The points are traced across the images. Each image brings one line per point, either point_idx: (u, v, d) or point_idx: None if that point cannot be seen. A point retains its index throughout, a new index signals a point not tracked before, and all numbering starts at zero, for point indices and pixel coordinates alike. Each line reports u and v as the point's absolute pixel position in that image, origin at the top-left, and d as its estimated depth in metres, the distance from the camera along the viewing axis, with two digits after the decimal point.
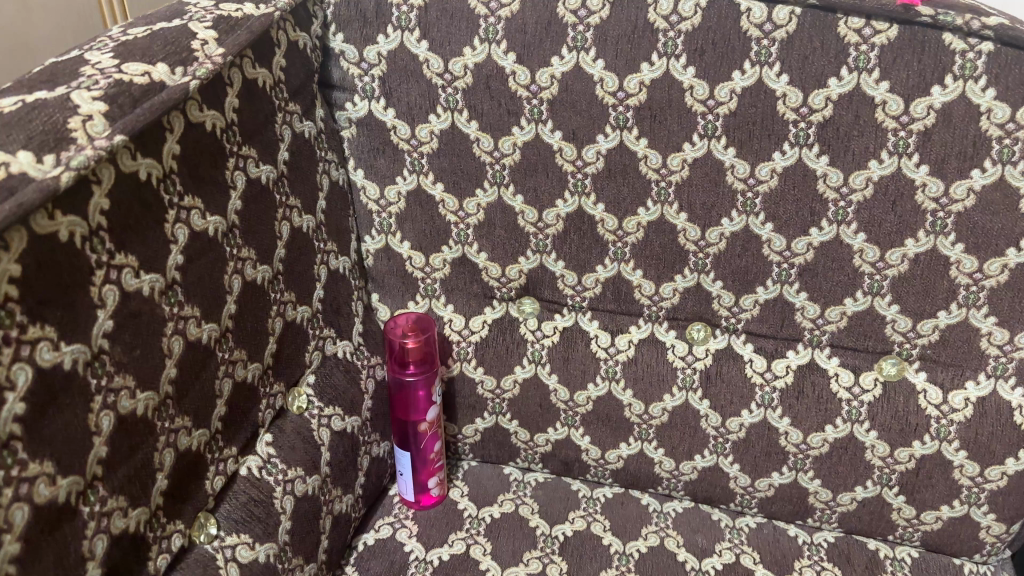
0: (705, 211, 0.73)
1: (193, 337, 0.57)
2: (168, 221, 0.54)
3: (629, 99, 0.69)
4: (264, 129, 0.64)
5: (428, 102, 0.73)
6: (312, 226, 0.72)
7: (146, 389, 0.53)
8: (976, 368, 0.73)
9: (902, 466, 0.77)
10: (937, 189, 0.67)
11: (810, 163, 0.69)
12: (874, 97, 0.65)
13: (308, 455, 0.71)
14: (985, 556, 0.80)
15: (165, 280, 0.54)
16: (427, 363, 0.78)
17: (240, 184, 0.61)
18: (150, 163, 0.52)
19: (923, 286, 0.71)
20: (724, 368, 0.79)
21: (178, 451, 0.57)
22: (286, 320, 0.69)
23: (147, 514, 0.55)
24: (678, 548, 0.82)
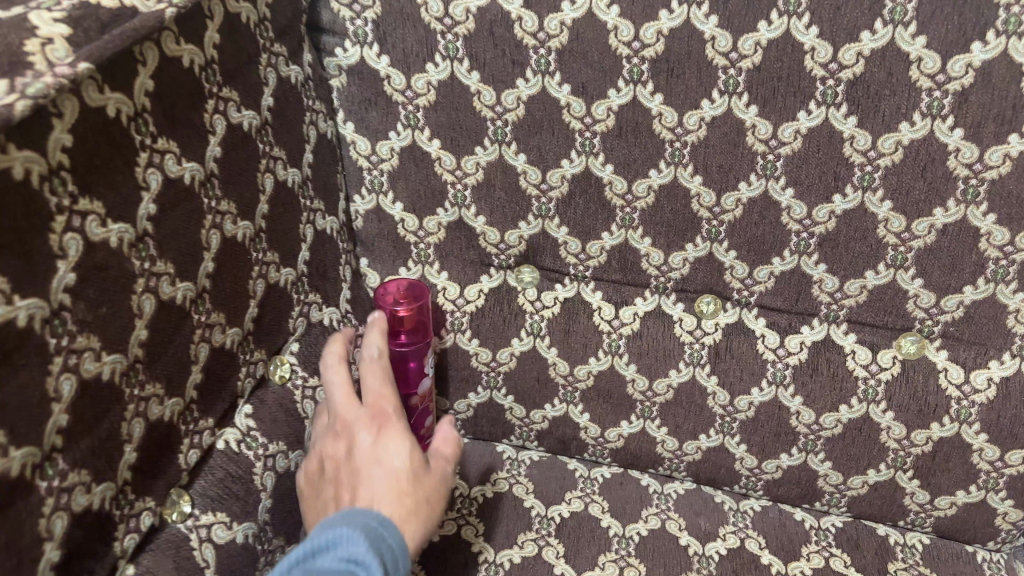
0: (721, 173, 0.68)
1: (167, 296, 0.52)
2: (140, 165, 0.49)
3: (645, 50, 0.64)
4: (247, 70, 0.58)
5: (426, 49, 0.67)
6: (297, 180, 0.66)
7: (113, 352, 0.48)
8: (1001, 347, 0.69)
9: (918, 448, 0.73)
10: (972, 155, 0.63)
11: (837, 124, 0.64)
12: (910, 53, 0.60)
13: (291, 428, 0.66)
14: (999, 544, 0.77)
15: (136, 231, 0.49)
16: (418, 332, 0.73)
17: (220, 129, 0.55)
18: (120, 98, 0.46)
19: (950, 260, 0.67)
20: (734, 344, 0.74)
21: (149, 421, 0.52)
22: (268, 283, 0.63)
23: (114, 490, 0.50)
24: (680, 531, 0.78)
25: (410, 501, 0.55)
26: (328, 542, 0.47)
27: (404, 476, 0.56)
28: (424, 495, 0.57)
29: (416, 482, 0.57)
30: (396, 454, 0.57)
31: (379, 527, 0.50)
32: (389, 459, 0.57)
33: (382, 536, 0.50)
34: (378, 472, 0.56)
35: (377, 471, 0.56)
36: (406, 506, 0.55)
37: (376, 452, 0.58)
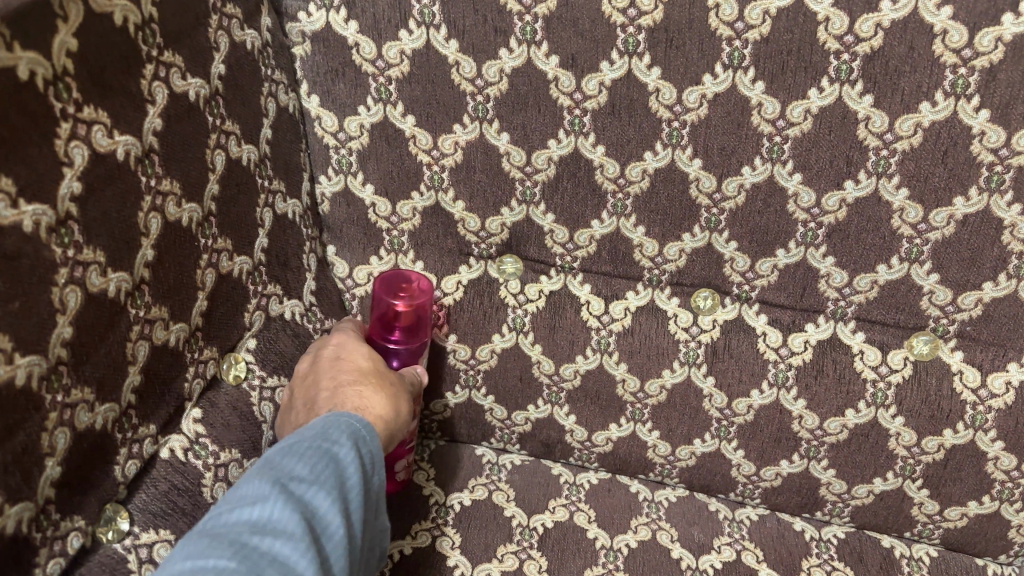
0: (723, 157, 0.62)
1: (96, 289, 0.45)
2: (61, 137, 0.42)
3: (642, 19, 0.58)
4: (194, 32, 0.52)
5: (399, 14, 0.61)
6: (254, 158, 0.60)
7: (29, 353, 0.41)
8: (1021, 349, 0.65)
9: (929, 456, 0.68)
10: (998, 139, 0.57)
11: (851, 103, 0.58)
12: (933, 26, 0.54)
13: (245, 434, 0.59)
14: (1011, 557, 0.72)
15: (56, 214, 0.42)
16: (415, 329, 0.66)
17: (160, 98, 0.49)
18: (33, 58, 0.40)
19: (969, 254, 0.62)
20: (732, 343, 0.69)
21: (76, 430, 0.46)
22: (219, 273, 0.57)
23: (33, 511, 0.43)
24: (672, 543, 0.72)
25: (371, 387, 0.57)
26: (321, 424, 0.50)
27: (365, 374, 0.59)
28: (391, 386, 0.59)
29: (380, 370, 0.60)
30: (358, 351, 0.61)
31: (366, 428, 0.52)
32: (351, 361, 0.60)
33: (365, 425, 0.52)
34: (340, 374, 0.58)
35: (337, 369, 0.59)
36: (367, 393, 0.57)
37: (338, 361, 0.60)
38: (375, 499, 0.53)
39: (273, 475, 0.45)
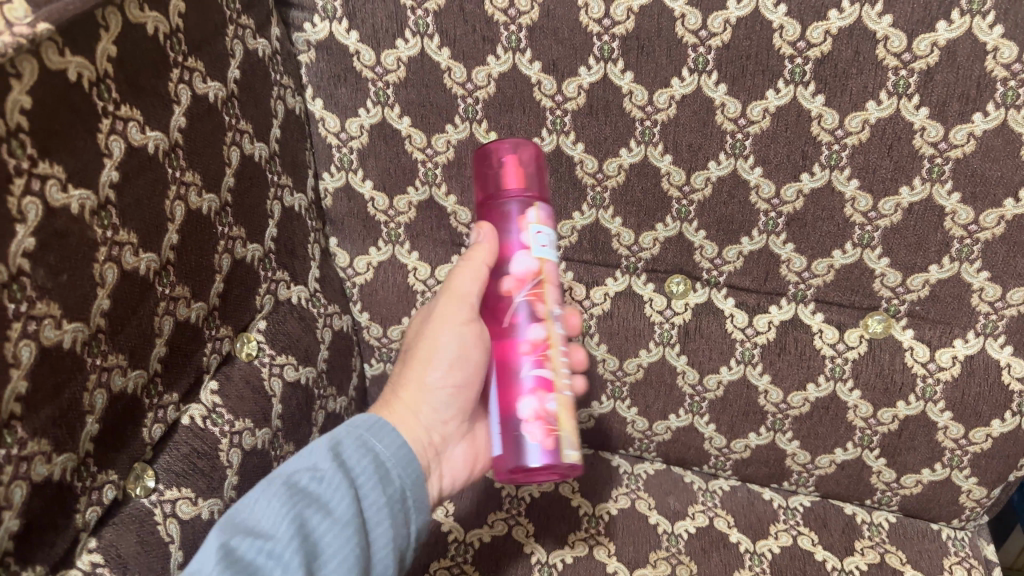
0: (691, 153, 0.68)
1: (129, 266, 0.51)
2: (102, 132, 0.48)
3: (616, 28, 0.64)
4: (213, 41, 0.58)
5: (396, 25, 0.67)
6: (265, 155, 0.66)
7: (74, 320, 0.47)
8: (965, 325, 0.70)
9: (885, 427, 0.74)
10: (936, 133, 0.63)
11: (805, 102, 0.64)
12: (876, 32, 0.60)
13: (258, 406, 0.65)
14: (964, 521, 0.78)
15: (98, 198, 0.48)
16: (526, 193, 0.61)
17: (185, 99, 0.55)
18: (81, 62, 0.46)
19: (915, 239, 0.67)
20: (703, 324, 0.75)
21: (112, 392, 0.51)
22: (234, 258, 0.63)
23: (75, 461, 0.49)
24: (650, 510, 0.79)
25: (419, 360, 0.65)
26: (290, 477, 0.55)
27: (414, 342, 0.67)
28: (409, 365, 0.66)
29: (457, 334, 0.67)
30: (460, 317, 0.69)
31: (355, 447, 0.57)
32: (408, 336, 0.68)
33: (373, 430, 0.59)
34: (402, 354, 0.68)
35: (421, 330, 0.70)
36: (409, 380, 0.65)
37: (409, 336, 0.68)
38: (391, 508, 0.56)
39: (234, 532, 0.50)
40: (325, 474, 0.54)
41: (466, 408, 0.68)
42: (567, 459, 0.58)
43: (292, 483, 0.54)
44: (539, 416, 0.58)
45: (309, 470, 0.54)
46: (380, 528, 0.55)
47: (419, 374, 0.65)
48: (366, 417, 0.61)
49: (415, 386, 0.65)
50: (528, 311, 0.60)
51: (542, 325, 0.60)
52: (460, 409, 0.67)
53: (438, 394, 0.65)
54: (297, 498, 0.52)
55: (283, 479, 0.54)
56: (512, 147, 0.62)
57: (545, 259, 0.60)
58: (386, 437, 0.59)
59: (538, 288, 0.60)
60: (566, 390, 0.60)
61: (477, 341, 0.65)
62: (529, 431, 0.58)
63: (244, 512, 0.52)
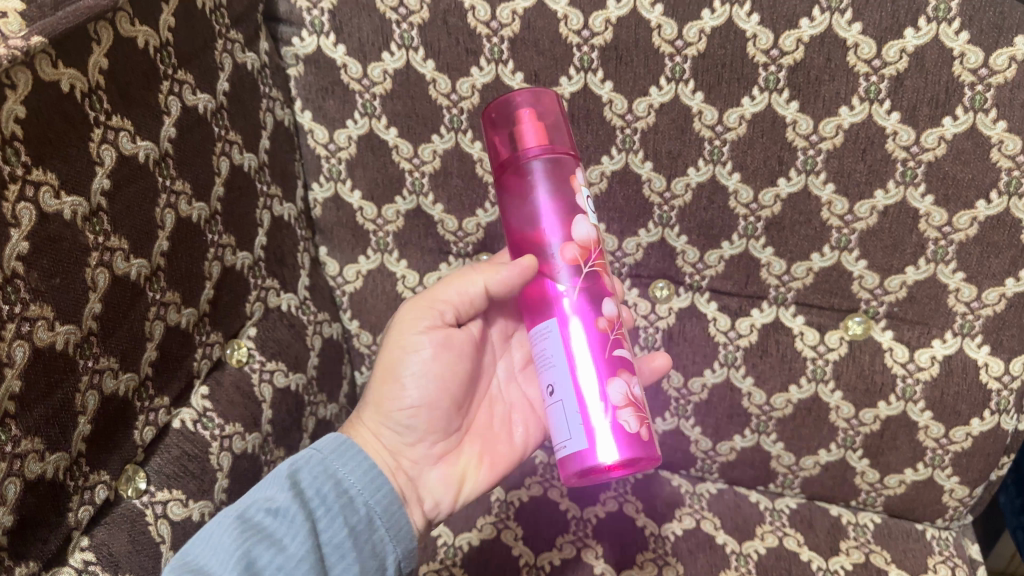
0: (671, 160, 0.70)
1: (121, 272, 0.53)
2: (94, 140, 0.49)
3: (595, 39, 0.66)
4: (203, 54, 0.60)
5: (382, 38, 0.69)
6: (254, 166, 0.67)
7: (66, 322, 0.48)
8: (943, 326, 0.71)
9: (867, 427, 0.76)
10: (908, 137, 0.64)
11: (780, 109, 0.66)
12: (846, 40, 0.62)
13: (248, 411, 0.66)
14: (948, 521, 0.79)
15: (90, 205, 0.50)
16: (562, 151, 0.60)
17: (175, 110, 0.57)
18: (74, 74, 0.47)
19: (891, 241, 0.69)
20: (687, 328, 0.77)
21: (103, 394, 0.53)
22: (224, 266, 0.64)
23: (68, 461, 0.50)
24: (638, 513, 0.80)
25: (378, 378, 0.66)
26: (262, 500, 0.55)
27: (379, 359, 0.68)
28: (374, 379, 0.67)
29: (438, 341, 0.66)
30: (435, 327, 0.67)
31: (314, 476, 0.57)
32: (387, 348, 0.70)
33: (333, 458, 0.59)
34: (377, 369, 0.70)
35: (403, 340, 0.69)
36: (371, 398, 0.66)
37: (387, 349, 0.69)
38: (354, 539, 0.56)
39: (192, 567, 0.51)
40: (282, 508, 0.54)
41: (436, 426, 0.66)
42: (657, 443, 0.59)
43: (248, 516, 0.54)
44: (630, 400, 0.58)
45: (266, 503, 0.54)
46: (343, 561, 0.55)
47: (386, 389, 0.65)
48: (330, 439, 0.61)
49: (375, 402, 0.65)
50: (592, 289, 0.59)
51: (611, 300, 0.60)
52: (437, 422, 0.66)
53: (403, 408, 0.64)
54: (249, 532, 0.52)
55: (238, 511, 0.54)
56: (529, 100, 0.60)
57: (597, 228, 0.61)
58: (340, 463, 0.59)
59: (598, 259, 0.60)
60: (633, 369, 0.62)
61: (440, 348, 0.65)
62: (627, 417, 0.57)
63: (197, 546, 0.52)
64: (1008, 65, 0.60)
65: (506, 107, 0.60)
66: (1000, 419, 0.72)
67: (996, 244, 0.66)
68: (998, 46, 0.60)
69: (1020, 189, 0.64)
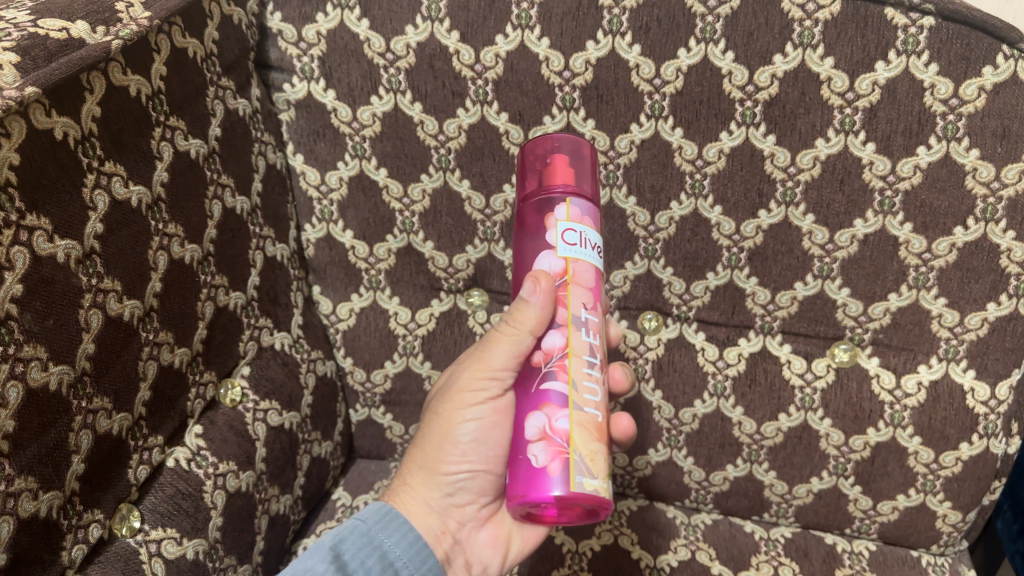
0: (654, 194, 0.72)
1: (114, 313, 0.54)
2: (87, 186, 0.51)
3: (576, 79, 0.68)
4: (194, 101, 0.62)
5: (370, 83, 0.71)
6: (246, 208, 0.69)
7: (60, 363, 0.50)
8: (928, 351, 0.72)
9: (857, 454, 0.76)
10: (884, 167, 0.66)
11: (757, 142, 0.67)
12: (820, 73, 0.64)
13: (241, 449, 0.68)
14: (942, 547, 0.79)
15: (83, 248, 0.51)
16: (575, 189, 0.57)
17: (167, 155, 0.58)
18: (67, 122, 0.49)
19: (872, 269, 0.70)
20: (676, 359, 0.78)
21: (97, 433, 0.54)
22: (217, 306, 0.66)
23: (61, 500, 0.51)
24: (633, 545, 0.81)
25: (429, 445, 0.64)
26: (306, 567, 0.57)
27: (427, 420, 0.66)
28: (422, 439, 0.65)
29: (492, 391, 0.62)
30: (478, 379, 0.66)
31: (357, 546, 0.60)
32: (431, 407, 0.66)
33: (383, 528, 0.62)
34: (419, 431, 0.67)
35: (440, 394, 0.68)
36: (422, 464, 0.65)
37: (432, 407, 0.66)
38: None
39: None
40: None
41: (488, 491, 0.66)
42: (577, 487, 0.51)
43: None
44: (545, 434, 0.53)
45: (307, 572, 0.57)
46: None
47: (438, 458, 0.64)
48: (369, 510, 0.64)
49: (423, 470, 0.65)
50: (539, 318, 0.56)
51: (561, 332, 0.55)
52: (488, 487, 0.65)
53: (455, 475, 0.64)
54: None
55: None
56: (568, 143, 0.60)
57: (575, 259, 0.55)
58: (388, 538, 0.62)
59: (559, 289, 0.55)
60: (591, 407, 0.54)
61: (501, 417, 0.62)
62: (533, 452, 0.53)
63: None
64: (978, 95, 0.62)
65: (542, 146, 0.60)
66: (988, 443, 0.73)
67: (975, 269, 0.68)
68: (967, 77, 0.61)
69: (996, 215, 0.65)
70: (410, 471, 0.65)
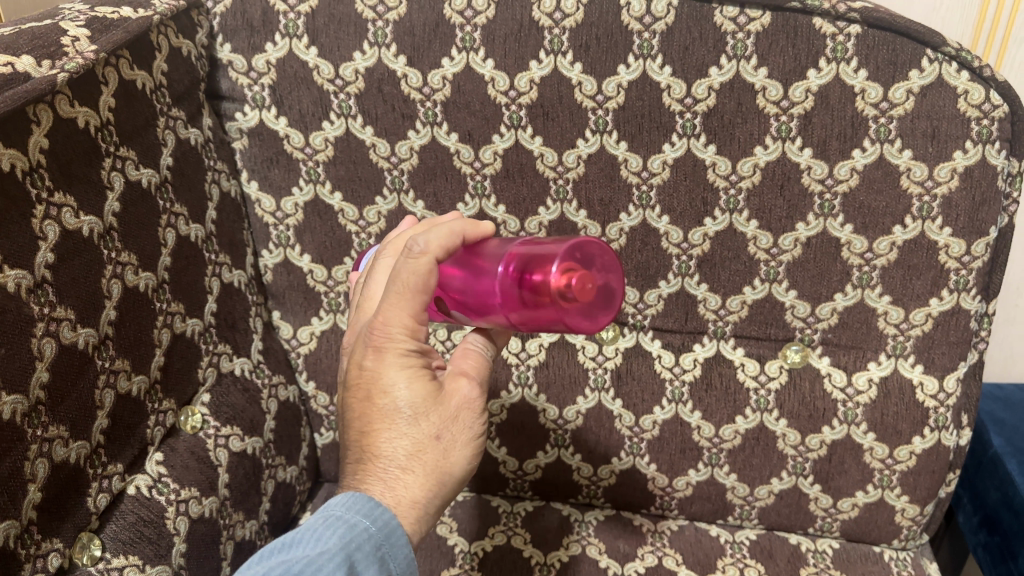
0: (603, 207, 0.73)
1: (68, 341, 0.55)
2: (36, 216, 0.52)
3: (521, 98, 0.69)
4: (145, 132, 0.63)
5: (321, 109, 0.72)
6: (201, 236, 0.70)
7: (13, 392, 0.50)
8: (876, 348, 0.74)
9: (814, 453, 0.78)
10: (822, 171, 0.68)
11: (699, 152, 0.69)
12: (754, 84, 0.66)
13: (203, 475, 0.68)
14: (904, 542, 0.82)
15: (34, 278, 0.52)
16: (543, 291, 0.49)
17: (117, 185, 0.59)
18: (14, 154, 0.50)
19: (817, 270, 0.72)
20: (633, 367, 0.79)
21: (54, 462, 0.54)
22: (173, 333, 0.66)
23: (18, 529, 0.51)
24: (600, 554, 0.82)
25: (449, 453, 0.52)
26: (314, 556, 0.49)
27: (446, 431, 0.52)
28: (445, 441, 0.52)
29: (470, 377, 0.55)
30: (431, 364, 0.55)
31: (370, 558, 0.50)
32: (434, 423, 0.51)
33: (390, 536, 0.51)
34: (379, 431, 0.51)
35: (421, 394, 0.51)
36: (436, 473, 0.52)
37: (432, 433, 0.51)
38: None
39: None
40: None
41: None
42: None
43: None
44: None
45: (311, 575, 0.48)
46: None
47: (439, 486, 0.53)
48: (362, 503, 0.51)
49: (426, 492, 0.52)
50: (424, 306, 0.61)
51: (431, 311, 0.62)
52: None
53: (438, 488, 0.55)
54: None
55: None
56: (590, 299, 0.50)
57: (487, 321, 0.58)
58: (394, 549, 0.51)
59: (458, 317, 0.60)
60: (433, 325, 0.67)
61: None
62: None
63: None
64: (907, 98, 0.64)
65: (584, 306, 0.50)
66: (941, 435, 0.75)
67: (916, 266, 0.70)
68: (895, 80, 0.64)
69: (932, 213, 0.68)
70: (407, 493, 0.52)
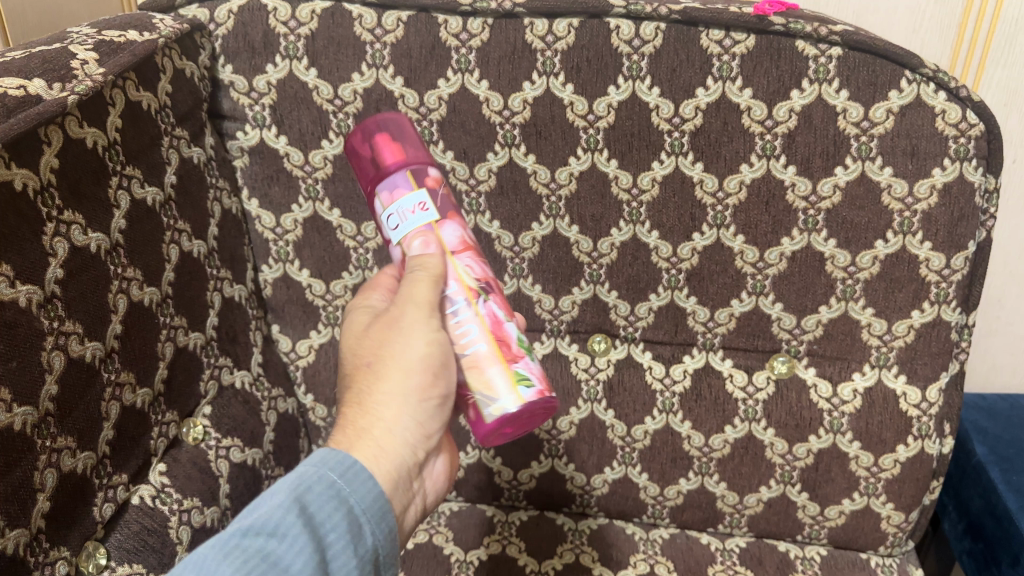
0: (595, 222, 0.75)
1: (76, 354, 0.56)
2: (47, 234, 0.54)
3: (515, 117, 0.71)
4: (150, 151, 0.65)
5: (320, 128, 0.74)
6: (203, 251, 0.72)
7: (24, 404, 0.51)
8: (860, 359, 0.77)
9: (802, 461, 0.80)
10: (806, 188, 0.70)
11: (687, 170, 0.71)
12: (739, 104, 0.68)
13: (205, 485, 0.70)
14: (890, 548, 0.84)
15: (44, 293, 0.53)
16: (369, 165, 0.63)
17: (124, 203, 0.61)
18: (26, 174, 0.52)
19: (802, 283, 0.74)
20: (625, 378, 0.81)
21: (62, 472, 0.55)
22: (176, 346, 0.68)
23: (28, 537, 0.52)
24: (594, 562, 0.84)
25: (388, 382, 0.57)
26: (265, 509, 0.50)
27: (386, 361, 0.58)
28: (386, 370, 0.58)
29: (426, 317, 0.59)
30: None
31: (324, 497, 0.52)
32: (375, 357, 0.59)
33: (342, 477, 0.53)
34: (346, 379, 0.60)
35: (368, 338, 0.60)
36: (381, 402, 0.57)
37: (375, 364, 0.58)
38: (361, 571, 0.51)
39: None
40: (286, 527, 0.49)
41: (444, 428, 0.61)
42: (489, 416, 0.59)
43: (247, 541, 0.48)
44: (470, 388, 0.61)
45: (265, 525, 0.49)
46: None
47: (392, 416, 0.57)
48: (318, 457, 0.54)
49: (375, 424, 0.57)
50: None
51: None
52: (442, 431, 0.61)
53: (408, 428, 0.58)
54: (248, 555, 0.47)
55: (231, 537, 0.48)
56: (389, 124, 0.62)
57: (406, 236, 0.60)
58: (355, 489, 0.53)
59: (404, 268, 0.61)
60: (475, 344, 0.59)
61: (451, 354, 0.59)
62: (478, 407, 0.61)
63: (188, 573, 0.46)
64: (887, 117, 0.67)
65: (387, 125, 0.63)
66: (924, 444, 0.77)
67: (898, 280, 0.72)
68: (875, 100, 0.66)
69: (912, 228, 0.70)
70: (354, 424, 0.57)
